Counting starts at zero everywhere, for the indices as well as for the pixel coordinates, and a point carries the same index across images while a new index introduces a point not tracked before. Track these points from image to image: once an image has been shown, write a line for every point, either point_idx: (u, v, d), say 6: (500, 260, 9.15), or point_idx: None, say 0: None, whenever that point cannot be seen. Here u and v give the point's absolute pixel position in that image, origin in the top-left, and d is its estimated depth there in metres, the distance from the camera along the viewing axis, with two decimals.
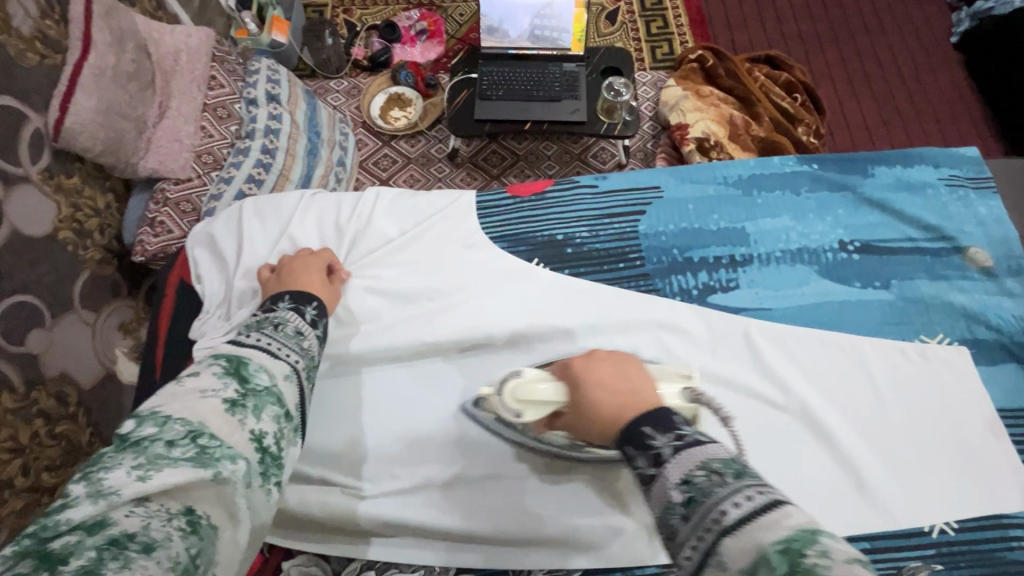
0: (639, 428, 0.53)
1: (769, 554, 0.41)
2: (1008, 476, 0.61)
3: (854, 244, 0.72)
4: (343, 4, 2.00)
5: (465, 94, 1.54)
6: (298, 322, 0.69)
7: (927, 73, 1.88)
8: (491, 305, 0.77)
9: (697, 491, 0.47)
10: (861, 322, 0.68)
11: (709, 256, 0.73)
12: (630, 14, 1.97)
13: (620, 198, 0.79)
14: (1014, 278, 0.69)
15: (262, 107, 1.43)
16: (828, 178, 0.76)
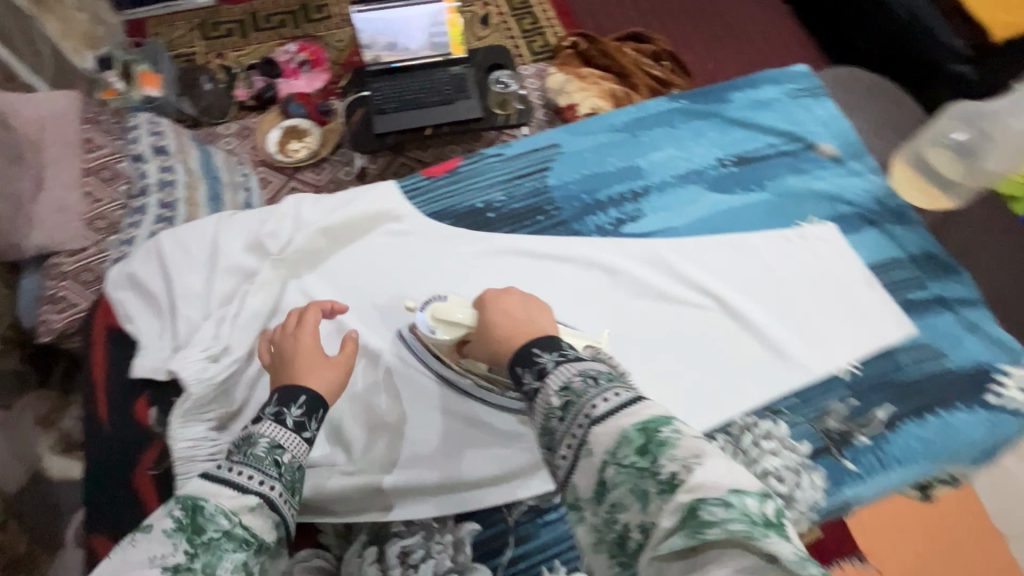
0: (533, 350, 0.62)
1: (628, 433, 0.53)
2: (887, 314, 0.73)
3: (730, 159, 0.80)
4: (213, 50, 1.95)
5: (361, 111, 1.57)
6: (281, 431, 0.63)
7: (769, 24, 2.12)
8: (431, 283, 0.78)
9: (574, 395, 0.57)
10: (749, 220, 0.77)
11: (613, 194, 0.79)
12: (501, 15, 2.08)
13: (523, 160, 0.82)
14: (857, 160, 0.81)
15: (150, 162, 1.38)
16: (695, 109, 0.83)
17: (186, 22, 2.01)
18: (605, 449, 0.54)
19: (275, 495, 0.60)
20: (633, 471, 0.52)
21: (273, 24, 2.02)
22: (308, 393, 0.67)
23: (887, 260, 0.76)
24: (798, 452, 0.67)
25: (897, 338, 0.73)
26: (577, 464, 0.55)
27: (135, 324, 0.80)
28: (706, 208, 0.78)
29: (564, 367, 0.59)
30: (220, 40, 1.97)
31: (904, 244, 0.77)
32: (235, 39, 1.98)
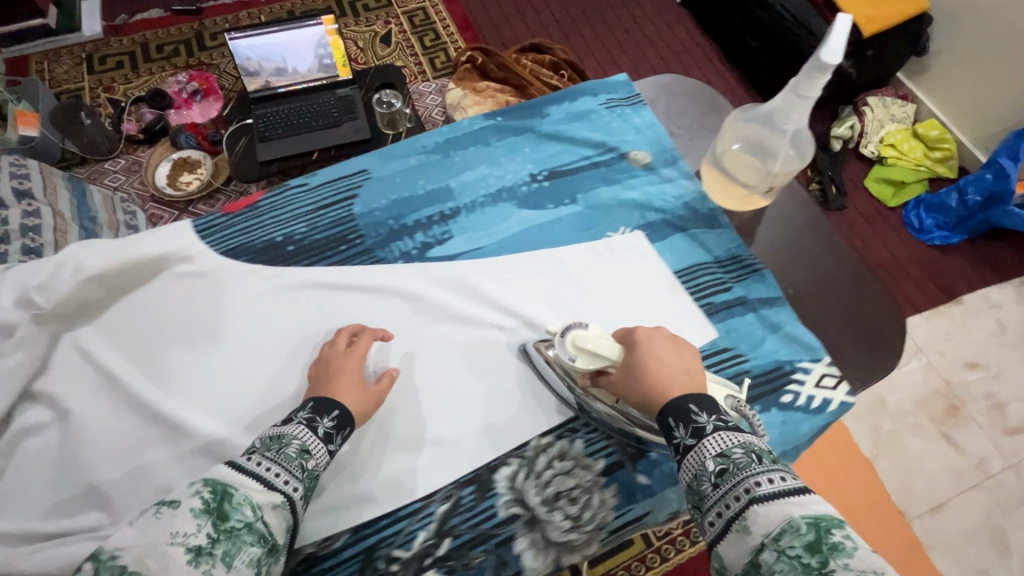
0: (689, 406, 0.58)
1: (798, 522, 0.48)
2: (690, 319, 0.71)
3: (542, 174, 0.79)
4: (101, 84, 1.89)
5: (244, 140, 1.52)
6: (311, 438, 0.60)
7: (666, 29, 2.19)
8: (226, 325, 0.70)
9: (732, 464, 0.54)
10: (559, 235, 0.76)
11: (422, 217, 0.77)
12: (401, 34, 2.08)
13: (329, 190, 0.79)
14: (668, 167, 0.80)
15: (12, 206, 1.29)
16: (509, 125, 0.80)
17: (72, 57, 1.94)
18: (764, 530, 0.49)
19: (296, 496, 0.57)
20: (795, 566, 0.46)
21: (165, 53, 1.97)
22: (340, 407, 0.63)
23: (694, 264, 0.75)
24: (593, 471, 0.68)
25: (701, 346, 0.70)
26: (728, 535, 0.52)
27: None
28: (517, 226, 0.77)
29: (727, 434, 0.56)
30: (109, 74, 1.91)
31: (712, 248, 0.76)
32: (125, 71, 1.92)
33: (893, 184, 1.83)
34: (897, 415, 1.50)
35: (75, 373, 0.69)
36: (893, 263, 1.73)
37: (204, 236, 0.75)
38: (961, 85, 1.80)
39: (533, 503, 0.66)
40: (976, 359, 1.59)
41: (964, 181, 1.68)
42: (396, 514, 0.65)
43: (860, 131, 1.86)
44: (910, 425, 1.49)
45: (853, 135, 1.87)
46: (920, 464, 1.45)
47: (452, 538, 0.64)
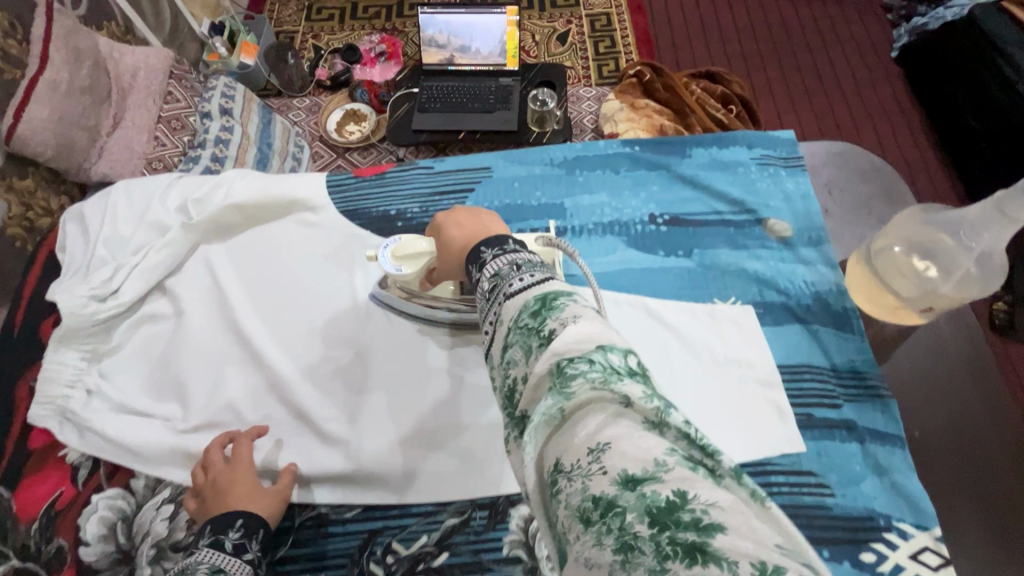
0: (481, 249, 0.52)
1: (528, 298, 0.43)
2: (777, 423, 0.58)
3: (663, 217, 0.70)
4: (312, 31, 2.15)
5: (406, 107, 1.64)
6: (221, 557, 0.56)
7: (867, 86, 1.95)
8: (321, 275, 0.75)
9: (501, 279, 0.47)
10: (659, 287, 0.66)
11: (527, 227, 0.70)
12: (579, 35, 2.08)
13: (451, 179, 0.76)
14: (811, 247, 0.67)
15: (215, 120, 1.55)
16: (645, 158, 0.74)
17: (297, 4, 2.23)
18: (508, 316, 0.44)
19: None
20: (526, 337, 0.41)
21: (368, 14, 2.19)
22: (246, 517, 0.60)
23: (804, 363, 0.61)
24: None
25: (779, 458, 0.57)
26: (497, 336, 0.45)
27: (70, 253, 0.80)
28: (618, 265, 0.68)
29: (503, 256, 0.49)
30: (320, 23, 2.17)
31: (832, 353, 0.61)
32: (333, 24, 2.17)
33: None
34: None
35: (198, 276, 0.77)
36: None
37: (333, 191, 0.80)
38: None
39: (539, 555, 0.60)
40: None
41: None
42: (407, 508, 0.64)
43: None
44: None
45: None
46: None
47: (449, 555, 0.61)
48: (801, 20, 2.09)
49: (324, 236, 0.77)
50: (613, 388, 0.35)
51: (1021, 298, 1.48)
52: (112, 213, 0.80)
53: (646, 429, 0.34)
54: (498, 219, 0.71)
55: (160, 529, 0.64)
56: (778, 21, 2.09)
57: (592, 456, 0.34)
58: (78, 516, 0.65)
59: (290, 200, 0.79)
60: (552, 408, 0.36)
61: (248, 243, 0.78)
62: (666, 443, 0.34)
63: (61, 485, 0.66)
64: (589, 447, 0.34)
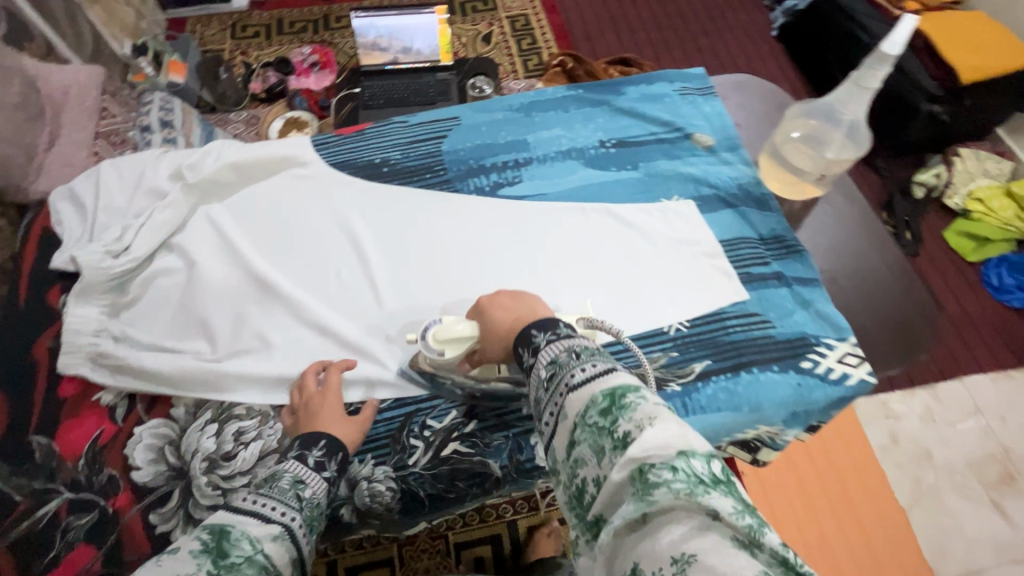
0: (530, 332, 0.63)
1: (596, 396, 0.52)
2: (721, 278, 0.72)
3: (611, 141, 0.83)
4: (240, 48, 2.17)
5: (350, 106, 1.71)
6: (303, 468, 0.60)
7: (756, 61, 2.24)
8: (318, 214, 0.81)
9: (561, 368, 0.57)
10: (616, 194, 0.79)
11: (498, 160, 0.81)
12: (502, 35, 2.25)
13: (426, 128, 0.85)
14: (730, 152, 0.82)
15: (156, 133, 1.55)
16: (589, 97, 0.87)
17: (220, 24, 2.25)
18: (576, 412, 0.54)
19: (294, 525, 0.54)
20: (596, 432, 0.52)
21: (295, 29, 2.24)
22: (328, 438, 0.65)
23: (739, 237, 0.76)
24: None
25: (728, 305, 0.70)
26: (557, 429, 0.56)
27: (69, 225, 0.86)
28: (580, 181, 0.80)
29: (558, 343, 0.60)
30: (247, 40, 2.20)
31: (757, 227, 0.76)
32: (260, 40, 2.20)
33: (977, 239, 1.76)
34: (943, 472, 1.44)
35: (203, 233, 0.82)
36: (963, 320, 1.66)
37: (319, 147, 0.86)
38: None
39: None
40: None
41: None
42: (437, 393, 0.74)
43: (946, 181, 1.82)
44: (956, 484, 1.43)
45: (937, 184, 1.83)
46: (960, 525, 1.38)
47: (478, 421, 0.73)
48: (694, 10, 2.38)
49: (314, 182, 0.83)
50: (698, 502, 0.44)
51: (902, 220, 1.80)
52: (108, 187, 0.86)
53: (734, 548, 0.42)
54: (472, 156, 0.82)
55: (208, 445, 0.72)
56: (674, 12, 2.36)
57: (676, 568, 0.42)
58: (123, 446, 0.74)
59: (278, 155, 0.86)
60: (635, 510, 0.46)
61: (246, 198, 0.85)
62: (759, 565, 0.41)
63: (101, 424, 0.75)
64: (673, 556, 0.42)
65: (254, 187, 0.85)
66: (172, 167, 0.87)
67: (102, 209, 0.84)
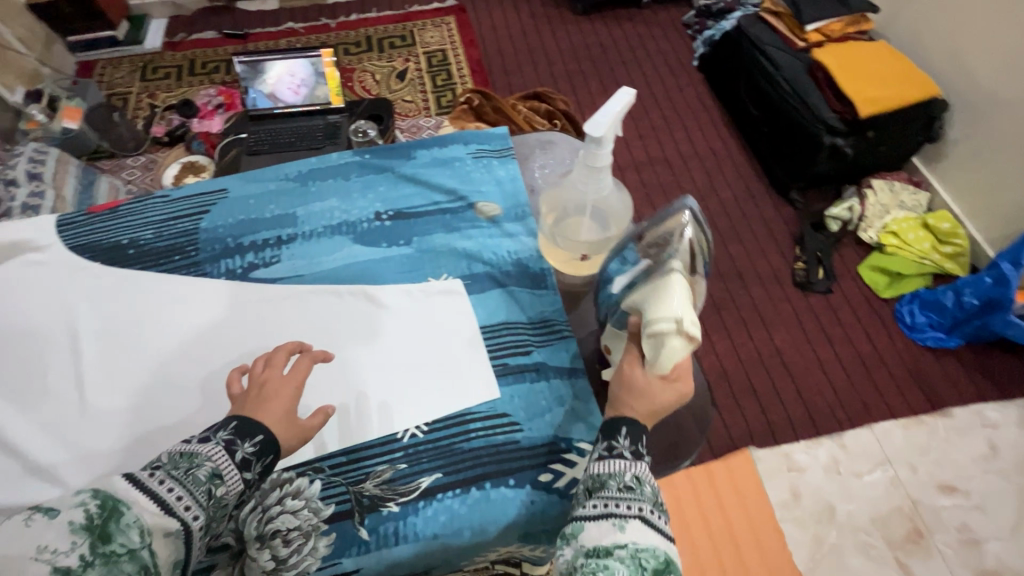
0: (620, 426, 0.59)
1: (660, 551, 0.52)
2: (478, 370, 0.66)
3: (387, 213, 0.76)
4: (148, 90, 2.14)
5: (234, 152, 1.64)
6: (224, 462, 0.55)
7: (675, 92, 2.21)
8: (35, 304, 0.70)
9: (640, 491, 0.55)
10: (379, 276, 0.72)
11: (257, 238, 0.74)
12: (418, 72, 2.22)
13: (188, 202, 0.78)
14: (515, 222, 0.76)
15: (23, 186, 1.49)
16: (373, 163, 0.81)
17: (130, 66, 2.21)
18: (633, 538, 0.52)
19: (193, 526, 0.51)
20: (632, 565, 0.50)
21: (207, 70, 2.21)
22: (266, 434, 0.57)
23: (502, 322, 0.69)
24: (317, 516, 0.58)
25: (476, 406, 0.64)
26: (599, 521, 0.54)
27: None
28: (344, 260, 0.73)
29: (645, 465, 0.57)
30: (155, 83, 2.16)
31: (525, 308, 0.69)
32: (169, 82, 2.16)
33: (891, 274, 1.70)
34: (845, 530, 1.35)
35: None
36: (875, 362, 1.59)
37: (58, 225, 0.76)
38: (979, 179, 1.67)
39: (247, 536, 0.55)
40: (954, 481, 1.41)
41: (960, 282, 1.53)
42: None
43: (860, 214, 1.77)
44: (860, 542, 1.34)
45: (851, 217, 1.78)
46: None
47: None
48: (616, 41, 2.35)
49: (35, 262, 0.73)
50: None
51: (813, 257, 1.73)
52: None
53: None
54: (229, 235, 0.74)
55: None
56: (595, 44, 2.33)
57: None
58: None
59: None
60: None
61: None
62: None
63: None
64: None
65: None
66: None
67: None
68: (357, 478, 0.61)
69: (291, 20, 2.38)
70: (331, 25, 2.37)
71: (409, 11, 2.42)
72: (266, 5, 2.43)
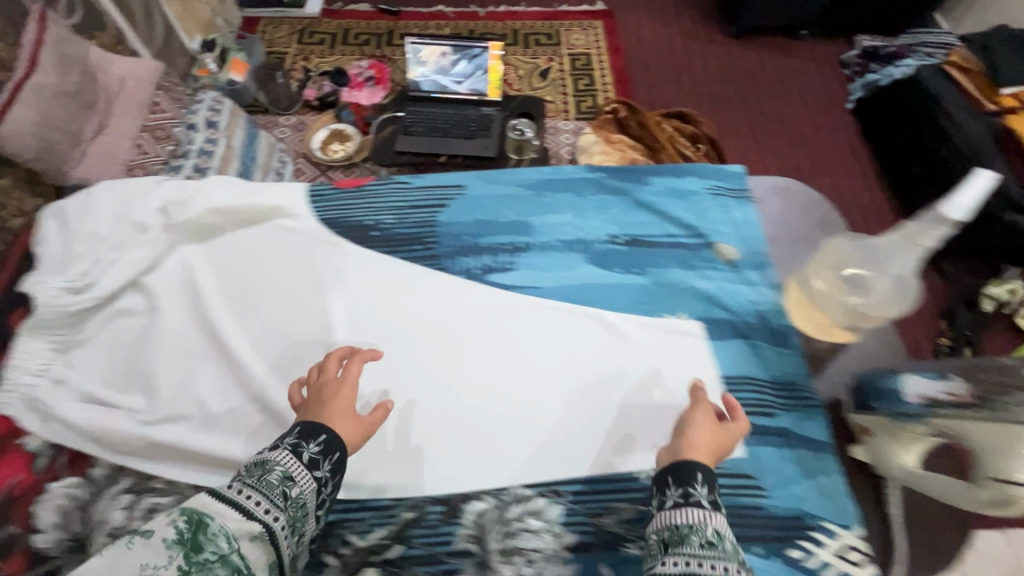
0: (697, 472, 0.65)
1: None
2: None
3: (622, 237, 0.95)
4: (303, 53, 2.22)
5: (389, 129, 1.69)
6: (295, 464, 0.66)
7: (824, 133, 2.09)
8: (283, 289, 0.92)
9: (721, 549, 0.58)
10: (618, 299, 0.89)
11: (494, 241, 0.95)
12: (560, 72, 2.20)
13: (425, 203, 1.00)
14: (753, 270, 0.92)
15: (200, 132, 1.58)
16: (608, 185, 0.99)
17: (290, 27, 2.31)
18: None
19: (276, 526, 0.63)
20: None
21: (359, 41, 2.27)
22: (328, 433, 0.70)
23: (747, 377, 0.83)
24: (559, 542, 0.74)
25: (720, 466, 0.77)
26: None
27: (42, 245, 0.94)
28: (578, 276, 0.91)
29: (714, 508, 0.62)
30: (311, 47, 2.24)
31: (770, 368, 0.84)
32: (324, 48, 2.24)
33: None
34: None
35: (178, 277, 0.95)
36: None
37: (325, 215, 0.98)
38: None
39: (490, 547, 0.74)
40: None
41: None
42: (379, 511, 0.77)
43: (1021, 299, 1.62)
44: None
45: (1010, 300, 1.62)
46: None
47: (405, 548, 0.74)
48: (766, 69, 2.25)
49: (299, 248, 0.95)
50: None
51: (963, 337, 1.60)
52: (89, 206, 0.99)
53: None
54: (469, 233, 0.96)
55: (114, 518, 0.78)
56: (744, 70, 2.25)
57: None
58: (32, 503, 0.79)
59: (250, 214, 0.99)
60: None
61: (222, 258, 0.96)
62: None
63: (18, 475, 0.80)
64: None
65: (232, 248, 0.97)
66: (158, 200, 0.99)
67: (78, 236, 0.95)
68: (596, 510, 0.75)
69: (442, 3, 2.40)
70: (480, 13, 2.38)
71: (558, 9, 2.40)
72: None
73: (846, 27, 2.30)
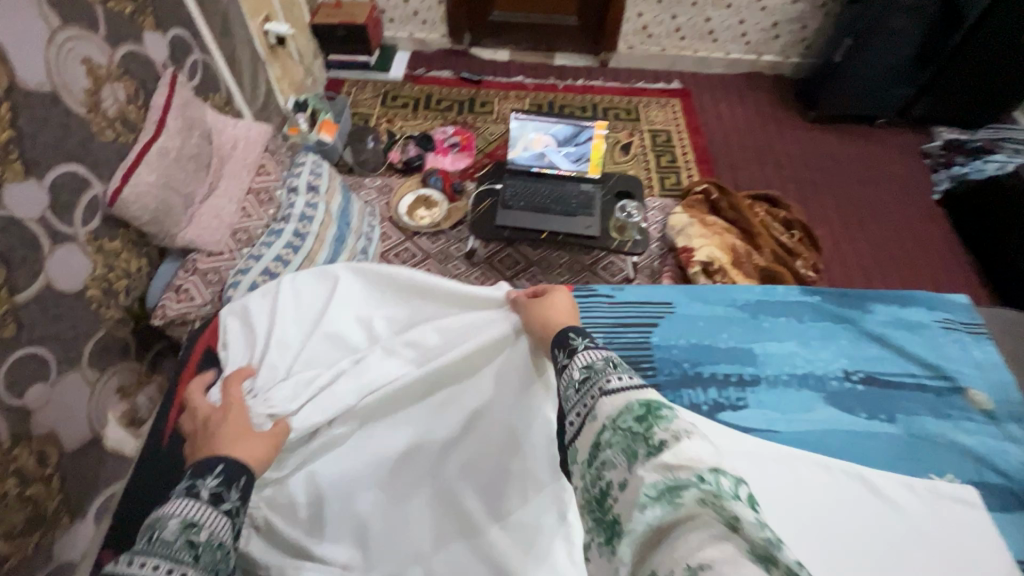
0: (569, 335, 0.74)
1: (633, 403, 0.59)
2: None
3: (857, 373, 0.98)
4: (386, 116, 2.25)
5: (488, 202, 1.67)
6: (195, 506, 0.60)
7: (916, 224, 2.04)
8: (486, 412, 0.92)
9: (593, 372, 0.66)
10: (876, 452, 0.89)
11: (719, 371, 0.96)
12: (641, 148, 2.20)
13: (636, 320, 1.03)
14: (1012, 423, 0.92)
15: (301, 195, 1.51)
16: (828, 310, 1.06)
17: (373, 90, 2.35)
18: (607, 415, 0.60)
19: None
20: (627, 435, 0.57)
21: (441, 107, 2.30)
22: (226, 463, 0.67)
23: None
24: None
25: None
26: (583, 427, 0.62)
27: (228, 351, 1.00)
28: (819, 417, 0.92)
29: (593, 356, 0.69)
30: (395, 110, 2.27)
31: None
32: (407, 112, 2.27)
33: None
34: None
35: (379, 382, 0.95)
36: None
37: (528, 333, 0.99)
38: None
39: None
40: None
41: None
42: None
43: None
44: None
45: None
46: None
47: None
48: (848, 156, 2.25)
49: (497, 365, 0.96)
50: (720, 510, 0.47)
51: None
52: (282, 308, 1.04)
53: (727, 533, 0.46)
54: (689, 358, 0.98)
55: None
56: (827, 156, 2.24)
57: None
58: None
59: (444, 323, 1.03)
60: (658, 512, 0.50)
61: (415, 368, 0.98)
62: None
63: None
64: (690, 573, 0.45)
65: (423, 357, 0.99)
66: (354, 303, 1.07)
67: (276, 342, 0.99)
68: None
69: (521, 74, 2.46)
70: (558, 86, 2.42)
71: (635, 86, 2.45)
72: (498, 56, 2.54)
73: (926, 119, 2.31)
